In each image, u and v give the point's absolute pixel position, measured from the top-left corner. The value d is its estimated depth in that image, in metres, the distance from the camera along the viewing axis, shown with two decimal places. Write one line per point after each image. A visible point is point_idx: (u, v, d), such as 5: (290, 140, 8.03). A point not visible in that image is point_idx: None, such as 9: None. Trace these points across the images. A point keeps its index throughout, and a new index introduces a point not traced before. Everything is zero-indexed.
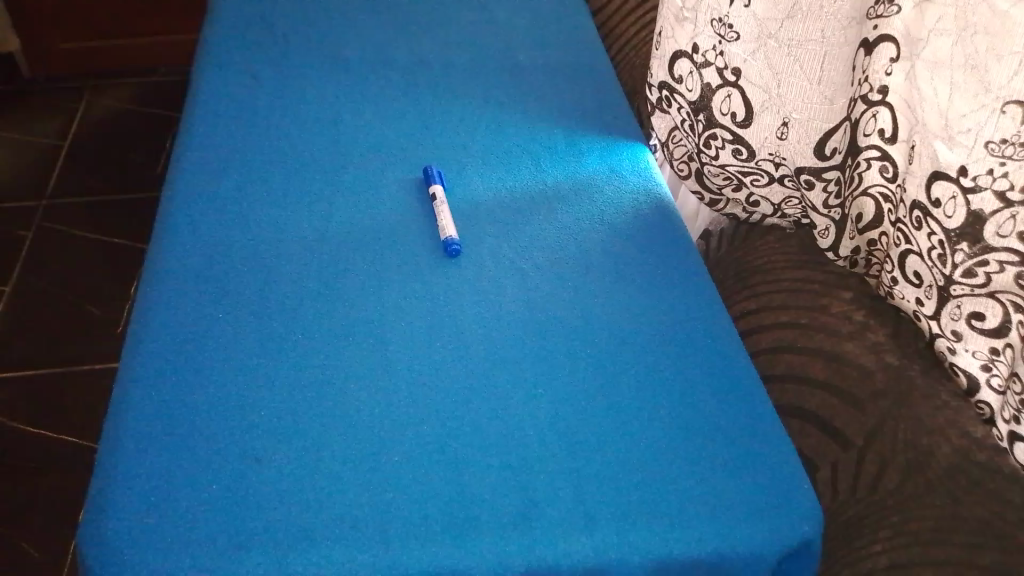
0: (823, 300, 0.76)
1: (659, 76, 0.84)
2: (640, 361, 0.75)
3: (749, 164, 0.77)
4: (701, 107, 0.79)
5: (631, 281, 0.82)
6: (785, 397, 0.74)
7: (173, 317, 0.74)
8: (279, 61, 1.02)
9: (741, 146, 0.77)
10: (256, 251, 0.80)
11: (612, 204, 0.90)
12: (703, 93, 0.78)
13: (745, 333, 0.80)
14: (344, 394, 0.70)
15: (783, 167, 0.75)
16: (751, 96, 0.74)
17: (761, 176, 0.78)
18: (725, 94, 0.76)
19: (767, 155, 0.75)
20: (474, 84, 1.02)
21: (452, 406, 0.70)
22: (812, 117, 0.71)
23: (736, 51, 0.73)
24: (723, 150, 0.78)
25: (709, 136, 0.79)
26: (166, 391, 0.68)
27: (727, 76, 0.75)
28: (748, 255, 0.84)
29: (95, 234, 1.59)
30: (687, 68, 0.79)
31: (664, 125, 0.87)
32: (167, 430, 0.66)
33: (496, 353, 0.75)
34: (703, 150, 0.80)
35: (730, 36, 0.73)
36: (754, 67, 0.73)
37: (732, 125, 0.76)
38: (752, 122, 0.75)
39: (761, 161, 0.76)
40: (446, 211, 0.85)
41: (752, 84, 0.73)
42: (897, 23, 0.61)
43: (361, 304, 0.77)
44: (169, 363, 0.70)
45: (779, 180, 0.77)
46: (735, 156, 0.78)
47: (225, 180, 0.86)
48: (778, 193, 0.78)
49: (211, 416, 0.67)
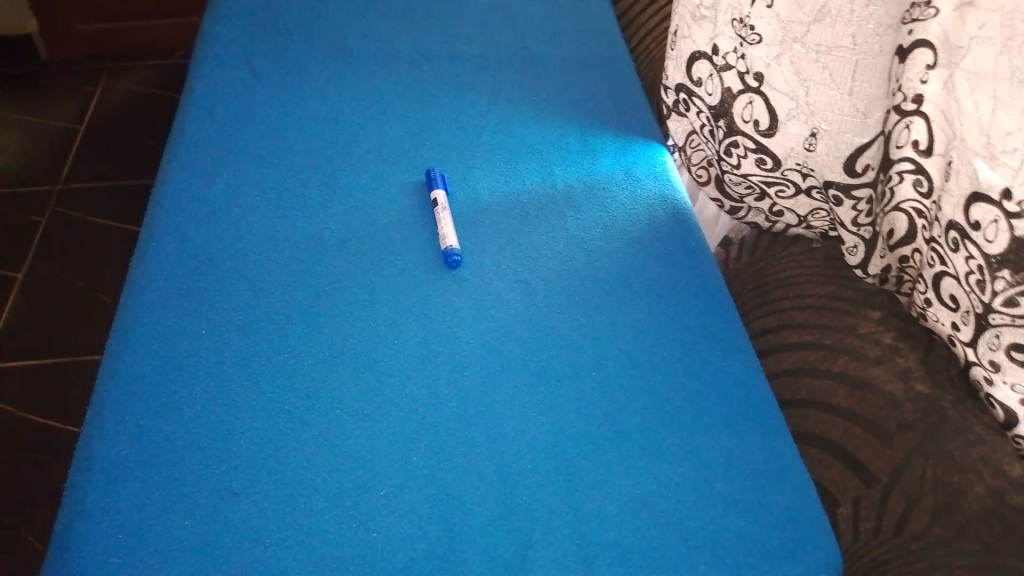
0: (849, 320, 0.70)
1: (676, 79, 0.80)
2: (645, 387, 0.72)
3: (774, 174, 0.72)
4: (722, 113, 0.74)
5: (642, 297, 0.78)
6: (803, 425, 0.71)
7: (153, 336, 0.71)
8: (282, 55, 0.99)
9: (765, 155, 0.72)
10: (246, 261, 0.77)
11: (623, 210, 0.85)
12: (723, 98, 0.73)
13: (764, 352, 0.76)
14: (332, 419, 0.67)
15: (810, 178, 0.70)
16: (775, 103, 0.69)
17: (786, 187, 0.72)
18: (747, 100, 0.71)
19: (793, 165, 0.70)
20: (485, 80, 0.98)
21: (443, 430, 0.67)
22: (842, 129, 0.65)
23: (758, 55, 0.69)
24: (745, 159, 0.74)
25: (729, 144, 0.74)
26: (142, 414, 0.66)
27: (748, 81, 0.70)
28: (771, 266, 0.78)
29: (108, 220, 1.56)
30: (707, 70, 0.75)
31: (681, 128, 0.83)
32: (141, 457, 0.64)
33: (492, 375, 0.71)
34: (724, 157, 0.76)
35: (751, 38, 0.69)
36: (778, 73, 0.68)
37: (754, 133, 0.71)
38: (777, 131, 0.70)
39: (787, 171, 0.71)
40: (449, 218, 0.81)
41: (776, 90, 0.69)
42: (935, 27, 0.56)
43: (353, 320, 0.74)
44: (146, 385, 0.68)
45: (806, 191, 0.71)
46: (758, 165, 0.73)
47: (215, 186, 0.83)
48: (804, 206, 0.73)
49: (189, 441, 0.65)
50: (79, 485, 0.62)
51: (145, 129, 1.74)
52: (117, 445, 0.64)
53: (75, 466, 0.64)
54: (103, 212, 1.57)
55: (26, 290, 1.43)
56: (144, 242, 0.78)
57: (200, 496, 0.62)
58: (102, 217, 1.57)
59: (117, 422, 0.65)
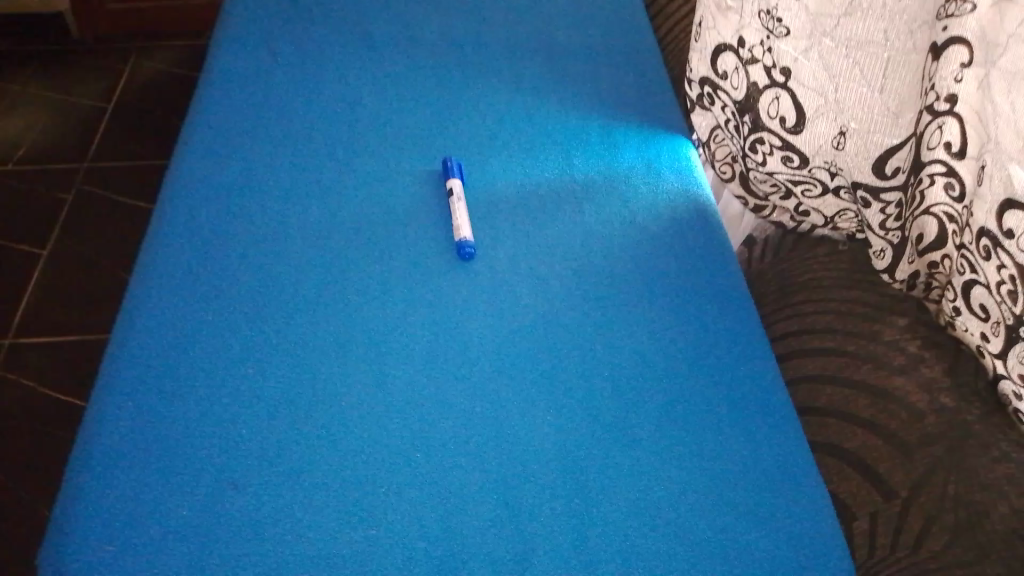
0: (875, 326, 0.67)
1: (700, 71, 0.77)
2: (659, 389, 0.70)
3: (801, 172, 0.70)
4: (747, 108, 0.71)
5: (659, 296, 0.76)
6: (821, 434, 0.69)
7: (160, 321, 0.70)
8: (302, 39, 0.98)
9: (792, 153, 0.69)
10: (256, 247, 0.76)
11: (644, 205, 0.83)
12: (749, 93, 0.71)
13: (784, 357, 0.74)
14: (335, 411, 0.66)
15: (839, 177, 0.67)
16: (803, 100, 0.66)
17: (814, 186, 0.70)
18: (773, 96, 0.68)
19: (821, 163, 0.68)
20: (507, 68, 0.96)
21: (447, 427, 0.66)
22: (872, 129, 0.63)
23: (785, 48, 0.66)
24: (770, 156, 0.71)
25: (755, 140, 0.72)
26: (145, 400, 0.65)
27: (775, 76, 0.68)
28: (795, 267, 0.76)
29: (132, 199, 1.56)
30: (733, 63, 0.72)
31: (705, 123, 0.81)
32: (140, 443, 0.63)
33: (499, 371, 0.70)
34: (749, 154, 0.73)
35: (779, 30, 0.66)
36: (806, 68, 0.65)
37: (781, 129, 0.69)
38: (804, 129, 0.67)
39: (814, 169, 0.69)
40: (463, 208, 0.79)
41: (804, 86, 0.66)
42: (972, 23, 0.53)
43: (363, 311, 0.73)
44: (151, 371, 0.67)
45: (834, 191, 0.69)
46: (784, 163, 0.70)
47: (229, 171, 0.82)
48: (831, 206, 0.70)
49: (189, 428, 0.64)
50: (78, 471, 0.61)
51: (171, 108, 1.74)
52: (115, 430, 0.63)
53: (74, 451, 0.63)
54: (127, 191, 1.57)
55: (51, 265, 1.43)
56: (155, 226, 0.77)
57: (197, 486, 0.61)
58: (126, 195, 1.57)
59: (118, 406, 0.65)
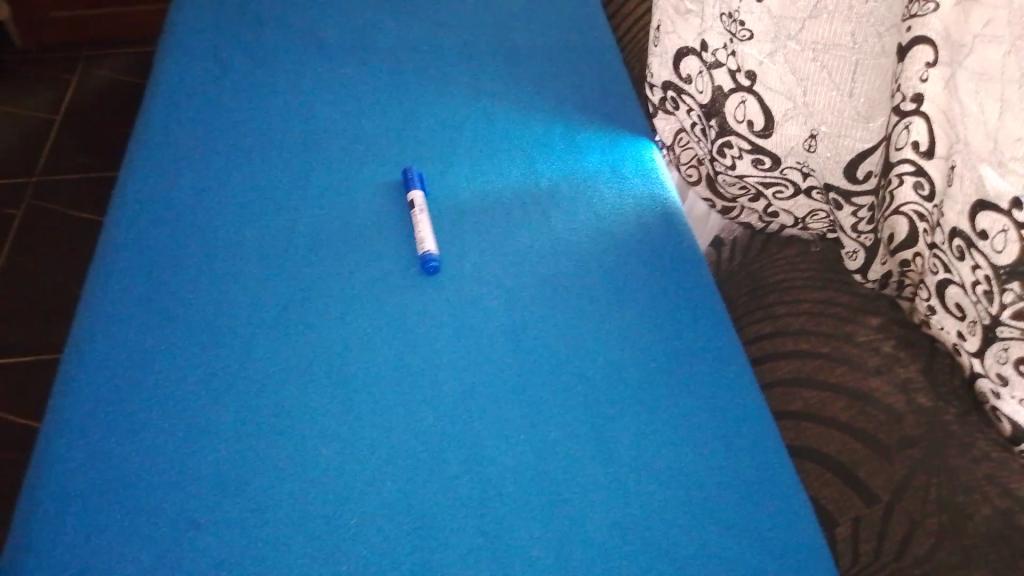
0: (847, 327, 0.66)
1: (661, 76, 0.76)
2: (634, 401, 0.68)
3: (772, 174, 0.68)
4: (713, 112, 0.70)
5: (631, 304, 0.74)
6: (798, 437, 0.67)
7: (111, 352, 0.67)
8: (253, 49, 0.95)
9: (762, 156, 0.68)
10: (212, 267, 0.73)
11: (610, 210, 0.81)
12: (714, 96, 0.69)
13: (757, 361, 0.72)
14: (300, 436, 0.63)
15: (811, 177, 0.66)
16: (771, 103, 0.65)
17: (785, 187, 0.68)
18: (739, 100, 0.67)
19: (793, 164, 0.66)
20: (467, 72, 0.94)
21: (418, 448, 0.64)
22: (843, 133, 0.61)
23: (749, 52, 0.65)
24: (739, 160, 0.70)
25: (722, 144, 0.70)
26: (99, 435, 0.62)
27: (740, 79, 0.67)
28: (764, 268, 0.74)
29: (84, 212, 1.51)
30: (696, 67, 0.71)
31: (669, 127, 0.79)
32: (93, 483, 0.60)
33: (470, 388, 0.68)
34: (717, 158, 0.72)
35: (742, 34, 0.66)
36: (772, 72, 0.64)
37: (749, 133, 0.68)
38: (773, 132, 0.66)
39: (786, 170, 0.67)
40: (426, 220, 0.77)
41: (771, 89, 0.65)
42: (935, 22, 0.52)
43: (326, 330, 0.70)
44: (104, 406, 0.64)
45: (806, 192, 0.67)
46: (755, 166, 0.69)
47: (182, 191, 0.79)
48: (803, 207, 0.68)
49: (145, 462, 0.61)
50: (28, 517, 0.58)
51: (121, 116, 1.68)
52: (67, 468, 0.60)
53: (25, 495, 0.60)
54: (79, 204, 1.52)
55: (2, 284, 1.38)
56: (104, 251, 0.74)
57: (155, 525, 0.58)
58: (77, 210, 1.52)
59: (69, 443, 0.62)
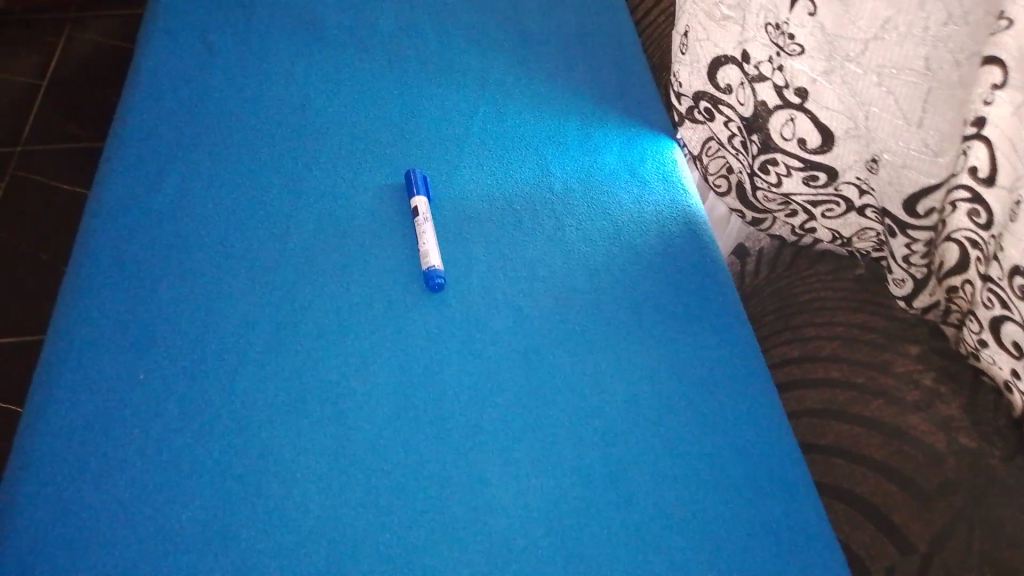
0: (884, 356, 0.62)
1: (693, 86, 0.70)
2: (651, 435, 0.63)
3: (824, 192, 0.63)
4: (756, 127, 0.64)
5: (650, 324, 0.69)
6: (829, 475, 0.62)
7: (83, 381, 0.62)
8: (245, 33, 0.88)
9: (817, 172, 0.62)
10: (198, 280, 0.69)
11: (629, 218, 0.76)
12: (757, 111, 0.64)
13: (785, 386, 0.67)
14: (289, 479, 0.59)
15: (869, 196, 0.61)
16: (828, 122, 0.59)
17: (836, 205, 0.63)
18: (787, 117, 0.61)
19: (852, 179, 0.61)
20: (474, 60, 0.88)
21: (419, 488, 0.59)
22: (907, 163, 0.55)
23: (799, 67, 0.59)
24: (787, 177, 0.64)
25: (766, 160, 0.65)
26: (73, 471, 0.58)
27: (788, 96, 0.60)
28: (793, 285, 0.69)
29: (67, 182, 1.42)
30: (737, 77, 0.65)
31: (696, 136, 0.74)
32: (60, 532, 0.56)
33: (475, 419, 0.63)
34: (758, 173, 0.66)
35: (791, 48, 0.59)
36: (827, 91, 0.58)
37: (800, 151, 0.62)
38: (830, 150, 0.60)
39: (842, 186, 0.62)
40: (430, 230, 0.72)
41: (827, 108, 0.59)
42: (1009, 42, 0.45)
43: (320, 356, 0.65)
44: (73, 444, 0.60)
45: (859, 211, 0.62)
46: (805, 183, 0.63)
47: (162, 194, 0.74)
48: (853, 226, 0.63)
49: (117, 508, 0.57)
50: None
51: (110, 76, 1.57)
52: (38, 508, 0.57)
53: None
54: (62, 175, 1.43)
55: None
56: (79, 265, 0.69)
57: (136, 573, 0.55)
58: (58, 180, 1.42)
59: (40, 480, 0.58)
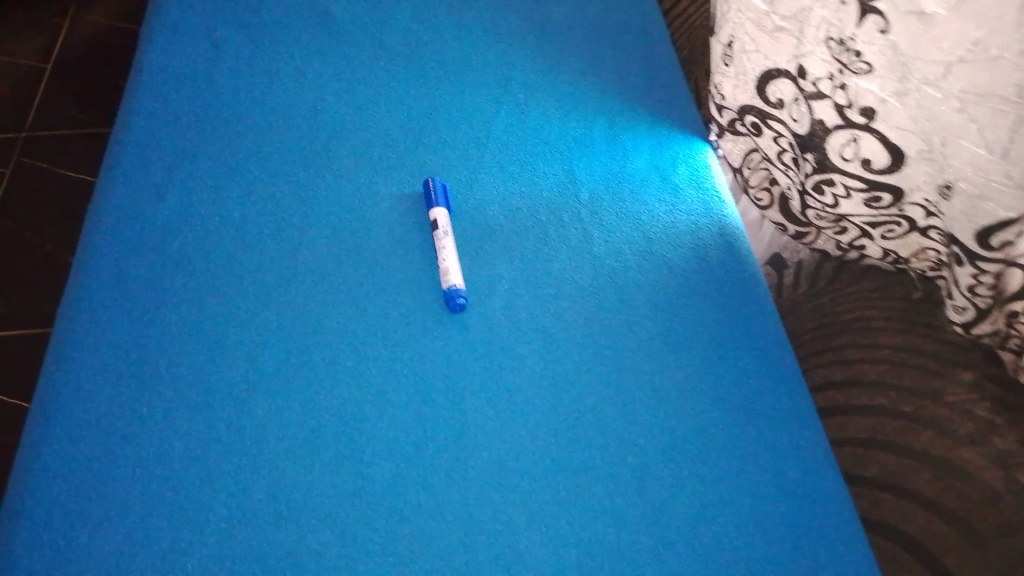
0: (934, 383, 0.57)
1: (741, 100, 0.68)
2: (685, 470, 0.60)
3: (886, 213, 0.59)
4: (810, 145, 0.61)
5: (686, 347, 0.65)
6: (873, 510, 0.59)
7: (80, 415, 0.59)
8: (252, 26, 0.83)
9: (881, 193, 0.58)
10: (204, 300, 0.65)
11: (661, 231, 0.72)
12: (813, 129, 0.60)
13: (828, 413, 0.64)
14: (304, 521, 0.56)
15: (935, 218, 0.56)
16: (899, 141, 0.55)
17: (898, 225, 0.59)
18: (848, 137, 0.58)
19: (919, 200, 0.56)
20: (494, 56, 0.83)
21: (442, 533, 0.56)
22: (985, 195, 0.50)
23: (866, 87, 0.56)
24: (844, 198, 0.61)
25: (820, 180, 0.62)
26: (71, 516, 0.55)
27: (851, 116, 0.57)
28: (835, 303, 0.64)
29: (76, 171, 1.27)
30: (790, 92, 0.62)
31: (736, 148, 0.72)
32: None
33: (500, 456, 0.60)
34: (811, 193, 0.63)
35: (857, 66, 0.56)
36: (897, 112, 0.55)
37: (862, 171, 0.58)
38: (897, 171, 0.56)
39: (906, 207, 0.57)
40: (450, 245, 0.68)
41: (898, 127, 0.55)
42: None
43: (334, 382, 0.62)
44: (72, 485, 0.56)
45: (922, 231, 0.58)
46: (866, 204, 0.59)
47: (165, 206, 0.70)
48: (913, 247, 0.59)
49: (119, 556, 0.54)
50: None
51: (114, 45, 1.44)
52: (36, 556, 0.54)
53: None
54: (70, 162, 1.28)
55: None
56: (77, 284, 0.65)
57: None
58: (66, 167, 1.27)
59: (37, 524, 0.55)
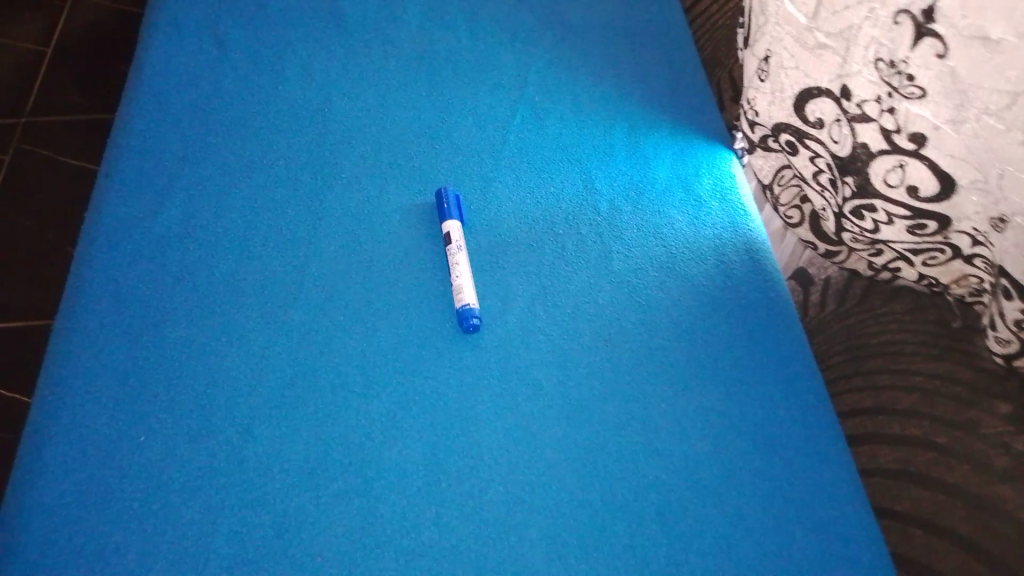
0: (970, 415, 0.54)
1: (777, 117, 0.65)
2: (707, 501, 0.58)
3: (930, 240, 0.56)
4: (851, 168, 0.59)
5: (709, 371, 0.63)
6: (903, 546, 0.56)
7: (73, 439, 0.56)
8: (258, 23, 0.80)
9: (927, 220, 0.55)
10: (206, 316, 0.62)
11: (684, 246, 0.69)
12: (854, 153, 0.58)
13: (857, 441, 0.61)
14: (309, 553, 0.53)
15: (982, 247, 0.53)
16: (951, 169, 0.52)
17: (941, 252, 0.56)
18: (895, 163, 0.55)
19: (967, 229, 0.53)
20: (509, 57, 0.80)
21: (453, 569, 0.54)
22: None
23: (918, 112, 0.53)
24: (885, 224, 0.58)
25: (860, 205, 0.59)
26: (64, 548, 0.52)
27: (899, 141, 0.54)
28: (867, 325, 0.61)
29: (74, 158, 1.22)
30: (831, 113, 0.59)
31: (767, 165, 0.70)
32: None
33: (514, 485, 0.57)
34: (848, 217, 0.61)
35: (908, 90, 0.53)
36: (950, 140, 0.51)
37: (907, 199, 0.56)
38: (946, 199, 0.53)
39: (952, 235, 0.55)
40: (464, 260, 0.65)
41: (951, 155, 0.52)
42: None
43: (340, 405, 0.59)
44: (64, 515, 0.53)
45: (966, 258, 0.55)
46: (910, 231, 0.57)
47: (166, 215, 0.67)
48: (955, 274, 0.56)
49: None
50: None
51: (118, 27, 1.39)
52: None
53: None
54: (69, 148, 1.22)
55: None
56: (73, 297, 0.62)
57: None
58: (65, 154, 1.22)
59: (27, 556, 0.52)
